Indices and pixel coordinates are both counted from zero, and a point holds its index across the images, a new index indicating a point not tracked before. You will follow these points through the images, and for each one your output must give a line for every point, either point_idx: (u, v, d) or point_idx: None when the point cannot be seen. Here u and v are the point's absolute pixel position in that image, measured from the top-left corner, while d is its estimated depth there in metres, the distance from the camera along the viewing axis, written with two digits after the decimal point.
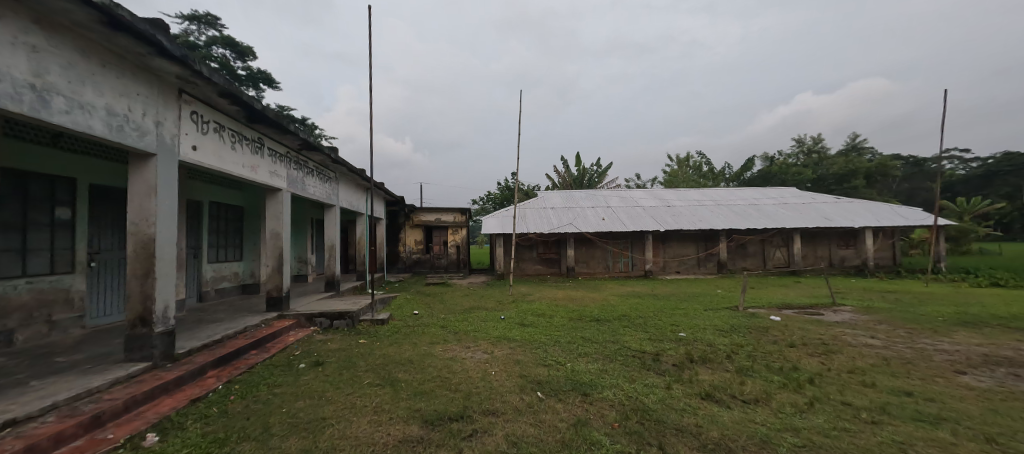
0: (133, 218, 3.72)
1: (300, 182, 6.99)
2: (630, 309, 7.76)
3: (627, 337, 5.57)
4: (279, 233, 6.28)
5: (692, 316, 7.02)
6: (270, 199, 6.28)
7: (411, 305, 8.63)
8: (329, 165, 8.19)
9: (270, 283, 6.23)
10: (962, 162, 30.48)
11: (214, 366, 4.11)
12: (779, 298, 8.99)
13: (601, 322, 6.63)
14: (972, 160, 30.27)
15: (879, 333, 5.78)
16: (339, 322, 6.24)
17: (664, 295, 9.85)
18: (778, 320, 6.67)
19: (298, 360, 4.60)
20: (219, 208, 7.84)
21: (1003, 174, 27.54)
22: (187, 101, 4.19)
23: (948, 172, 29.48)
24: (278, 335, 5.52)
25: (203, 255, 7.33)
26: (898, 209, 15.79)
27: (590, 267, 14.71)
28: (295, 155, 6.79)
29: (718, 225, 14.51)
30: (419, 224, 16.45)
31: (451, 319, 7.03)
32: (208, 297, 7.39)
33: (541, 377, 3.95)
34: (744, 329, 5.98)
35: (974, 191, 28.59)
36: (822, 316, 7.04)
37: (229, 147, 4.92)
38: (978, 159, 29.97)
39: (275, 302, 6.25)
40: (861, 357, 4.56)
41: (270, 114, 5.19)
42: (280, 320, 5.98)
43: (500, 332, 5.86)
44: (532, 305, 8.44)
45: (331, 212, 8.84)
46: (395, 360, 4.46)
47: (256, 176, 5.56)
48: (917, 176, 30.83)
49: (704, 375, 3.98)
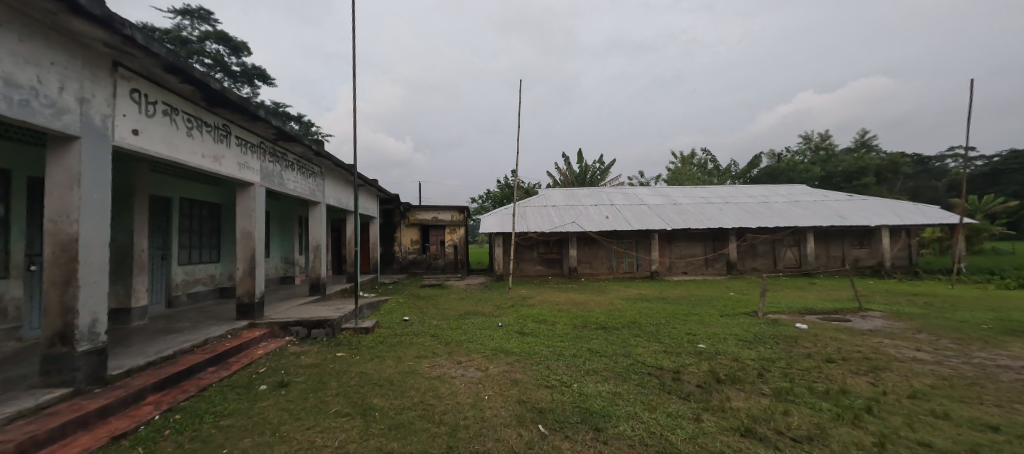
0: (51, 213, 3.08)
1: (277, 177, 6.36)
2: (640, 316, 7.11)
3: (639, 349, 4.93)
4: (251, 232, 5.63)
5: (710, 323, 6.37)
6: (240, 195, 5.64)
7: (402, 310, 7.98)
8: (312, 159, 7.56)
9: (241, 287, 5.60)
10: (969, 160, 29.77)
11: (156, 389, 3.48)
12: (798, 302, 8.34)
13: (609, 331, 5.98)
14: (978, 158, 29.65)
15: (923, 344, 5.13)
16: (317, 331, 5.58)
17: (674, 299, 9.20)
18: (805, 327, 6.02)
19: (260, 379, 3.95)
20: (192, 205, 7.21)
21: (1012, 171, 26.86)
22: (123, 76, 3.55)
23: (955, 170, 28.77)
24: (245, 348, 4.87)
25: (173, 256, 6.69)
26: (915, 205, 15.13)
27: (593, 268, 14.08)
28: (270, 146, 6.15)
29: (728, 224, 13.85)
30: (415, 222, 15.81)
31: (444, 326, 6.40)
32: (178, 303, 6.77)
33: (543, 404, 3.30)
34: (770, 340, 5.31)
35: (983, 189, 27.83)
36: (851, 324, 6.38)
37: (183, 133, 4.28)
38: (986, 157, 29.30)
39: (246, 310, 5.61)
40: (916, 376, 3.92)
41: (232, 97, 4.54)
42: (250, 330, 5.34)
43: (497, 344, 5.22)
44: (532, 310, 7.79)
45: (315, 210, 8.19)
46: (373, 381, 3.81)
47: (221, 168, 4.93)
48: (923, 175, 30.11)
49: (737, 401, 3.34)
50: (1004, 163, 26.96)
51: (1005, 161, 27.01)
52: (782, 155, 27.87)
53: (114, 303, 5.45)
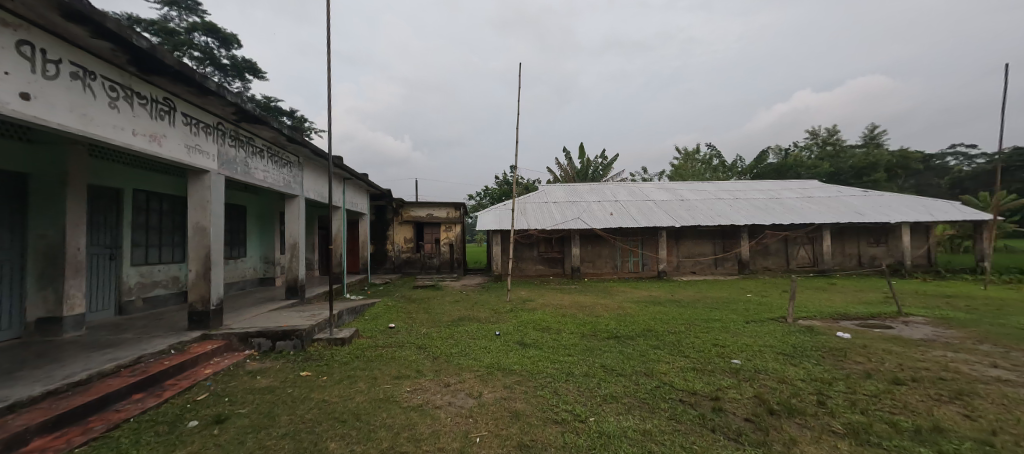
0: None
1: (240, 164, 5.53)
2: (655, 323, 6.31)
3: (663, 366, 4.14)
4: (205, 227, 4.81)
5: (737, 332, 5.58)
6: (192, 183, 4.81)
7: (388, 315, 7.16)
8: (286, 146, 6.72)
9: (193, 292, 4.78)
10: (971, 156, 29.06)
11: (44, 430, 2.64)
12: (826, 306, 7.54)
13: (624, 342, 5.18)
14: (983, 156, 28.98)
15: (997, 359, 4.34)
16: (283, 344, 4.76)
17: (688, 302, 8.43)
18: (848, 337, 5.23)
19: (194, 413, 3.13)
20: (149, 198, 6.39)
21: None
22: (5, 22, 2.70)
23: (958, 166, 27.98)
24: (191, 366, 4.05)
25: (125, 255, 5.90)
26: (936, 201, 14.35)
27: (596, 267, 13.31)
28: (231, 128, 5.32)
29: (740, 220, 13.04)
30: (408, 219, 14.97)
31: (434, 336, 5.61)
32: (131, 309, 5.95)
33: (553, 451, 2.49)
34: (814, 354, 4.54)
35: None
36: (896, 332, 5.61)
37: (104, 104, 3.46)
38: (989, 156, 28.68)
39: (199, 319, 4.80)
40: (1019, 405, 3.13)
41: (169, 61, 3.72)
42: (201, 343, 4.52)
43: (493, 359, 4.42)
44: (533, 315, 7.00)
45: (292, 203, 7.37)
46: (335, 416, 2.98)
47: (161, 149, 4.10)
48: (927, 173, 29.34)
49: (806, 445, 2.56)
50: (1006, 159, 25.81)
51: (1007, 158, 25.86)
52: (789, 150, 27.03)
53: (42, 311, 4.64)
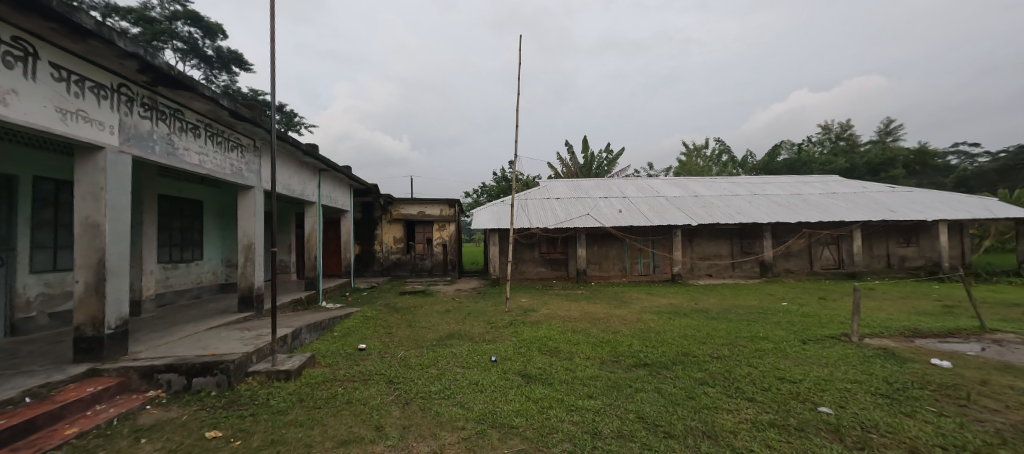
0: None
1: (160, 142, 4.28)
2: (688, 343, 5.07)
3: (725, 419, 2.93)
4: (99, 224, 3.55)
5: (801, 358, 4.35)
6: (80, 164, 3.54)
7: (361, 332, 5.90)
8: (234, 125, 5.49)
9: (80, 312, 3.53)
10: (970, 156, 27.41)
11: None
12: (886, 318, 6.31)
13: (658, 374, 3.96)
14: (984, 155, 27.82)
15: None
16: (202, 381, 3.53)
17: (718, 311, 7.21)
18: (945, 366, 4.04)
19: None
20: (60, 188, 5.16)
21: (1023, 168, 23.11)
22: None
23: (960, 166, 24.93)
24: (47, 424, 2.76)
25: (19, 260, 4.64)
26: (974, 198, 13.15)
27: (603, 270, 12.12)
28: (142, 93, 4.08)
29: (763, 218, 11.81)
30: (398, 217, 13.72)
31: (413, 362, 4.39)
32: (29, 328, 4.69)
33: None
34: (925, 395, 3.33)
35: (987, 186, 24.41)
36: (1002, 358, 4.39)
37: None
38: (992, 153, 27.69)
39: (88, 348, 3.54)
40: None
41: None
42: (83, 383, 3.25)
43: (487, 404, 3.20)
44: (537, 330, 5.80)
45: (247, 196, 6.10)
46: None
47: (10, 112, 2.85)
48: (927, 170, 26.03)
49: None
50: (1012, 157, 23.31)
51: (1014, 157, 23.15)
52: (801, 145, 25.77)
53: None
